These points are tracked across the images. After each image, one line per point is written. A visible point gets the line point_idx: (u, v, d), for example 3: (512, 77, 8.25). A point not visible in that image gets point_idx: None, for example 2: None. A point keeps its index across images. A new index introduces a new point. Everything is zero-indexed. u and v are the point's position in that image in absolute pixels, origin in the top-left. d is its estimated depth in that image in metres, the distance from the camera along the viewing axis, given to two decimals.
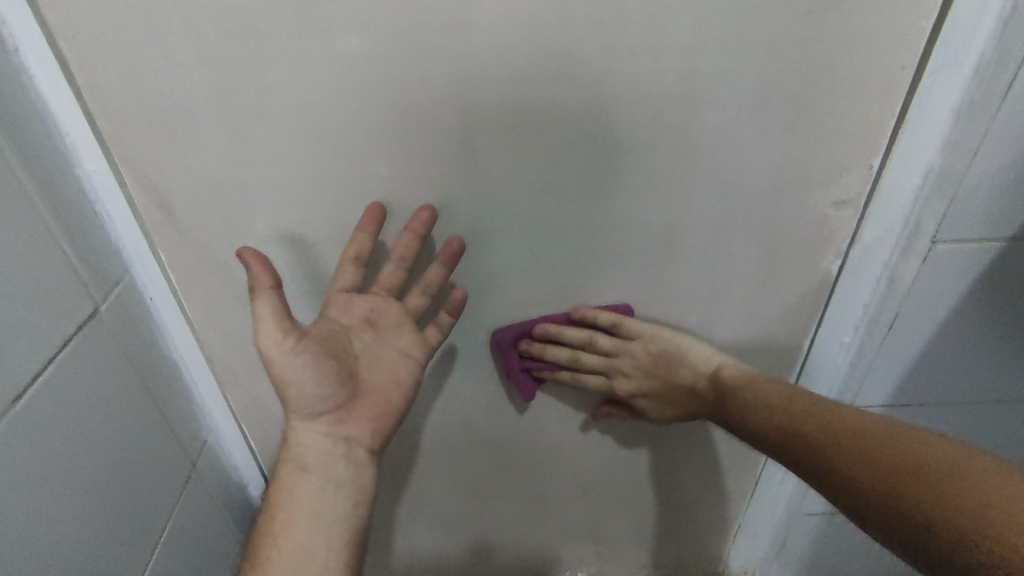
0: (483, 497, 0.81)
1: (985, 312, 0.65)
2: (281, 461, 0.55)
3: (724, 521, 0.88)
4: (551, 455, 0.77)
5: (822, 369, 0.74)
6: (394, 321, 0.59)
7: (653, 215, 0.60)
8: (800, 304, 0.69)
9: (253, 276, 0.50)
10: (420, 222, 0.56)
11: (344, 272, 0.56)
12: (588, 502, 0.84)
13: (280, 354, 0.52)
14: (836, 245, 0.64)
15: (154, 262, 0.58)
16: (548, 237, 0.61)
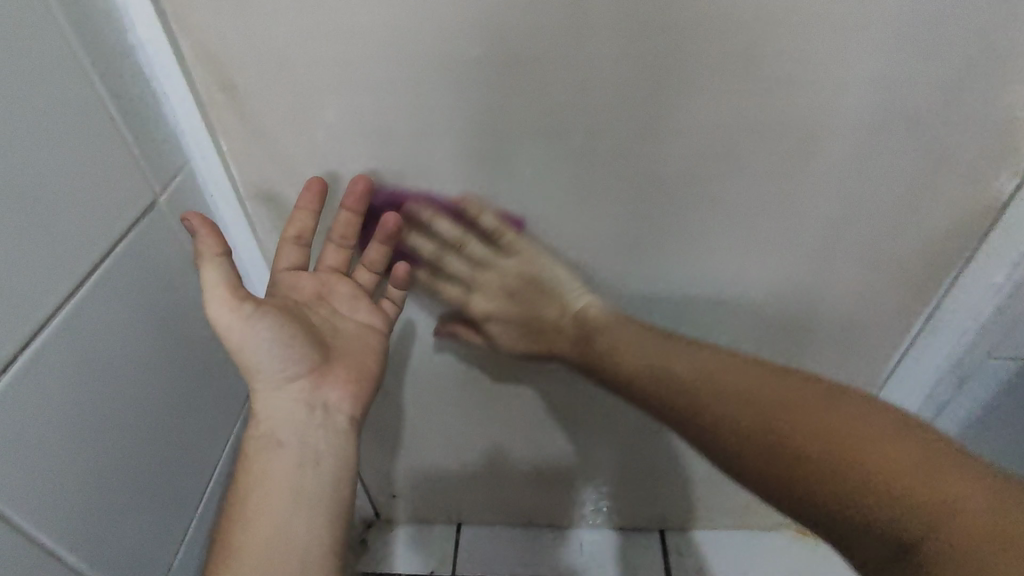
0: (548, 430, 0.77)
1: None
2: (250, 439, 0.49)
3: None
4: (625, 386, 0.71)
5: (956, 313, 0.63)
6: (348, 294, 0.57)
7: (788, 113, 0.50)
8: (948, 235, 0.57)
9: (198, 242, 0.46)
10: (355, 196, 0.55)
11: (287, 252, 0.56)
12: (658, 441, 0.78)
13: (236, 320, 0.45)
14: (1016, 161, 0.52)
15: (217, 154, 0.56)
16: (649, 141, 0.52)
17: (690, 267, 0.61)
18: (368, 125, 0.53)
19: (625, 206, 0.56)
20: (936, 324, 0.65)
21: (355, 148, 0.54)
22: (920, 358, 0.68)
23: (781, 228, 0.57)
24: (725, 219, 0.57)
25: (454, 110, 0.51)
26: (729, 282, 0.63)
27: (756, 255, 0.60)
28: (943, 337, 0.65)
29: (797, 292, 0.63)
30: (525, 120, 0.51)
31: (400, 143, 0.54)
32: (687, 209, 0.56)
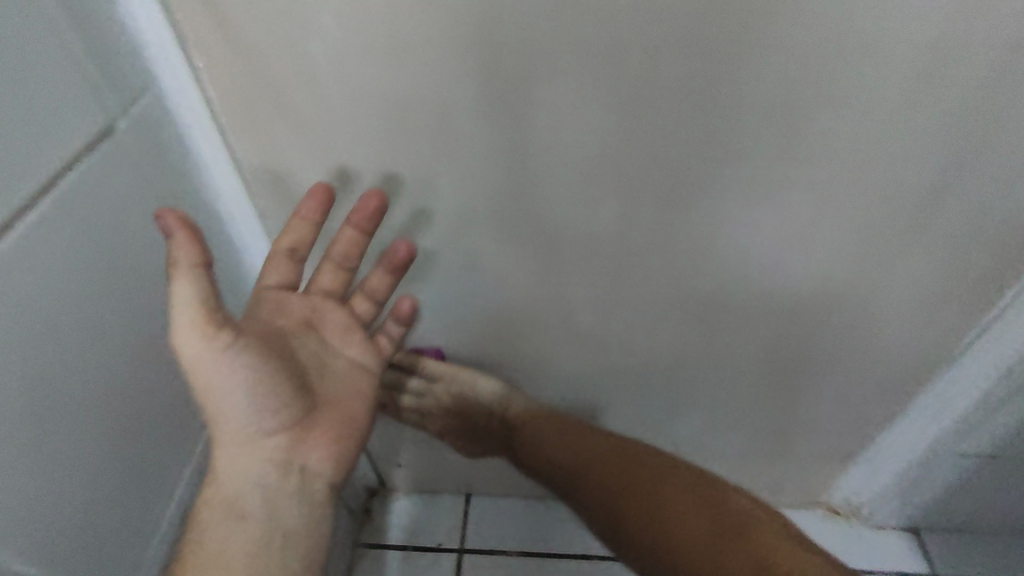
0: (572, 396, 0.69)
1: None
2: (205, 497, 0.42)
3: (850, 452, 0.74)
4: (663, 359, 0.63)
5: None
6: (340, 325, 0.49)
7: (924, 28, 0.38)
8: None
9: (172, 244, 0.35)
10: (365, 212, 0.46)
11: (275, 265, 0.47)
12: (693, 414, 0.70)
13: (209, 360, 0.37)
14: None
15: (188, 74, 0.43)
16: (739, 68, 0.40)
17: (761, 235, 0.51)
18: (381, 41, 0.40)
19: (694, 154, 0.45)
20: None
21: (365, 71, 0.42)
22: (999, 341, 0.57)
23: (881, 186, 0.46)
24: (815, 173, 0.46)
25: (493, 23, 0.39)
26: (799, 260, 0.52)
27: (837, 232, 0.50)
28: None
29: (873, 273, 0.53)
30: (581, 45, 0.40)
31: (422, 66, 0.41)
32: (771, 158, 0.45)
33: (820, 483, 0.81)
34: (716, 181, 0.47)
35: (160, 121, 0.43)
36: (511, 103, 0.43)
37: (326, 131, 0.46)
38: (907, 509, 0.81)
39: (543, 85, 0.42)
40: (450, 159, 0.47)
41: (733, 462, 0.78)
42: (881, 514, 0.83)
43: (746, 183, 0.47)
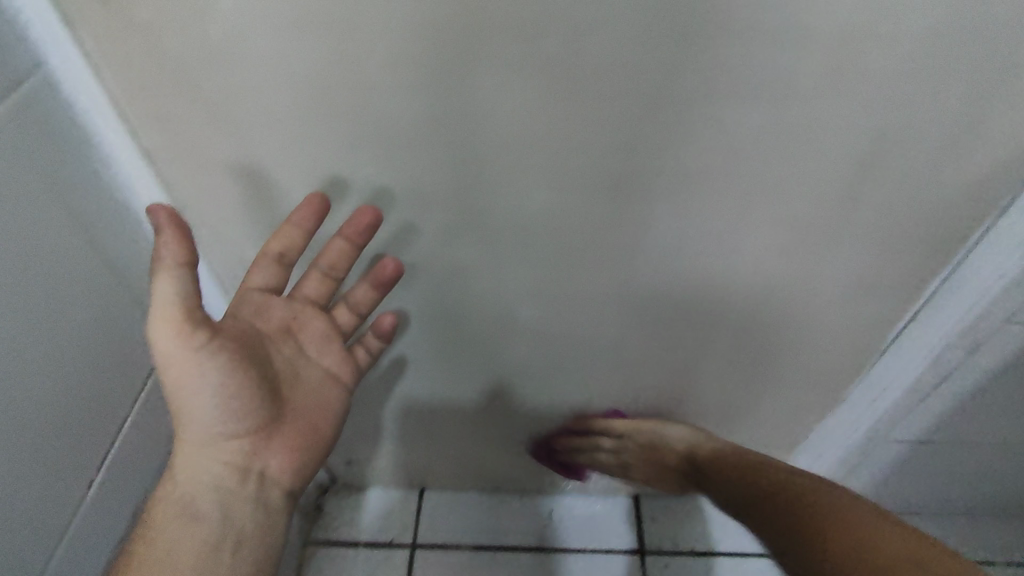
0: (515, 389, 0.69)
1: None
2: (160, 495, 0.45)
3: (789, 438, 0.76)
4: (600, 352, 0.64)
5: (972, 278, 0.54)
6: (317, 333, 0.53)
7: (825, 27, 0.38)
8: (988, 190, 0.47)
9: (160, 244, 0.39)
10: (356, 227, 0.49)
11: (262, 269, 0.49)
12: (637, 407, 0.71)
13: (183, 355, 0.41)
14: None
15: (83, 63, 0.43)
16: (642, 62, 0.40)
17: (685, 227, 0.51)
18: (282, 26, 0.39)
19: (610, 146, 0.45)
20: (952, 287, 0.55)
21: (265, 54, 0.41)
22: (926, 326, 0.59)
23: (799, 184, 0.47)
24: (734, 167, 0.46)
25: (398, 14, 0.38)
26: (738, 252, 0.53)
27: (775, 225, 0.51)
28: (948, 304, 0.57)
29: (810, 266, 0.54)
30: (500, 31, 0.39)
31: (331, 49, 0.40)
32: (684, 150, 0.45)
33: None
34: (631, 170, 0.47)
35: (52, 103, 0.43)
36: (429, 89, 0.42)
37: (231, 114, 0.45)
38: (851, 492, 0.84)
39: (462, 73, 0.41)
40: (372, 144, 0.46)
41: None
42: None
43: (664, 173, 0.47)
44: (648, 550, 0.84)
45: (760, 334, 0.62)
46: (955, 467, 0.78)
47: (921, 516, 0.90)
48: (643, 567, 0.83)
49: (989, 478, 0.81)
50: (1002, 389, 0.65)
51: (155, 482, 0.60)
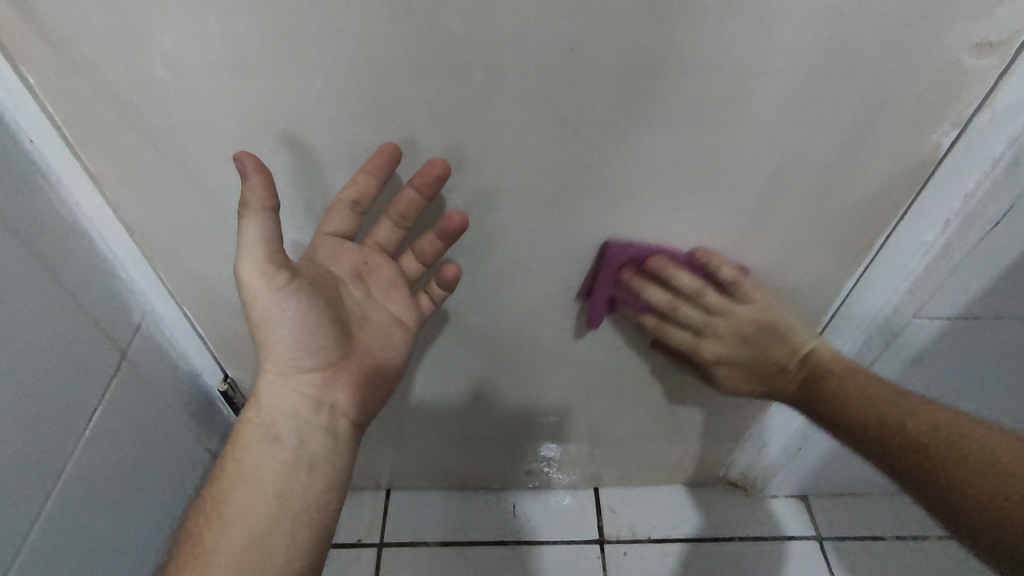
0: (475, 389, 0.72)
1: None
2: (247, 418, 0.51)
3: (735, 433, 0.81)
4: (553, 355, 0.68)
5: (887, 274, 0.58)
6: (386, 279, 0.55)
7: (710, 60, 0.43)
8: (883, 196, 0.52)
9: (247, 186, 0.44)
10: (427, 179, 0.48)
11: (336, 215, 0.51)
12: (592, 405, 0.76)
13: (264, 291, 0.47)
14: (958, 109, 0.46)
15: (30, 96, 0.47)
16: (559, 91, 0.45)
17: (627, 233, 0.55)
18: (218, 58, 0.43)
19: (545, 163, 0.49)
20: (868, 285, 0.60)
21: (201, 86, 0.45)
22: (848, 321, 0.63)
23: (719, 196, 0.52)
24: (665, 179, 0.51)
25: (327, 43, 0.42)
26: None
27: (700, 230, 0.55)
28: (868, 300, 0.61)
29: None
30: (414, 59, 0.43)
31: (261, 81, 0.44)
32: (612, 162, 0.49)
33: (718, 464, 0.88)
34: (568, 181, 0.51)
35: (5, 136, 0.47)
36: (355, 116, 0.46)
37: (173, 138, 0.48)
38: (795, 476, 0.88)
39: (385, 98, 0.45)
40: (311, 159, 0.49)
41: (632, 450, 0.84)
42: (774, 485, 0.90)
43: (599, 185, 0.51)
44: (608, 540, 0.87)
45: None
46: None
47: (871, 497, 0.93)
48: (604, 566, 0.85)
49: None
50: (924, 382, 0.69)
51: (116, 487, 0.63)
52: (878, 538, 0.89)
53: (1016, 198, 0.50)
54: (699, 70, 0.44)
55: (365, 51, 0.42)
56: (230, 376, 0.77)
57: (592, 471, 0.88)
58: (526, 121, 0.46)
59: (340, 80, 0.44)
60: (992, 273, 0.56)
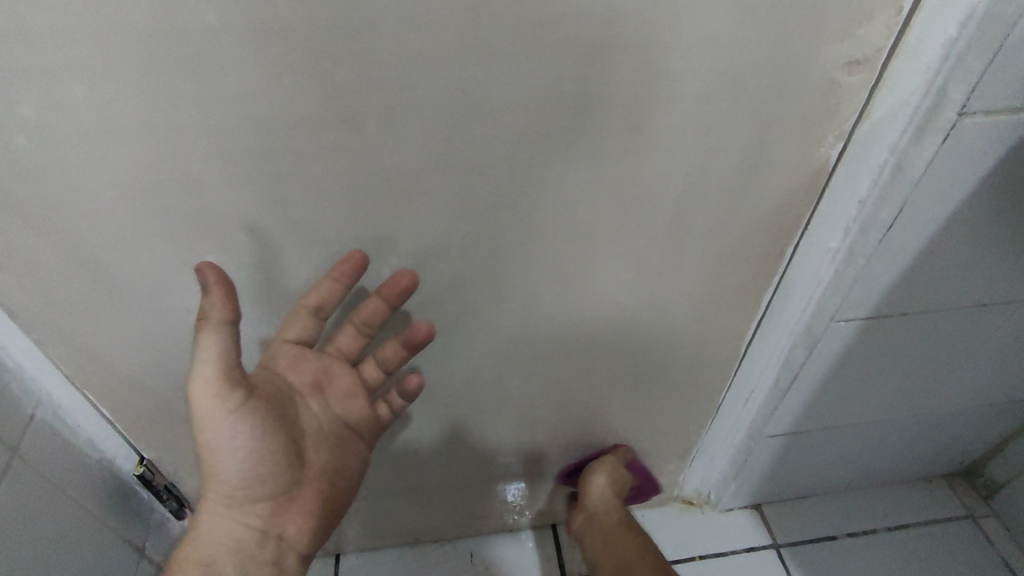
0: (416, 442, 0.71)
1: (996, 205, 0.54)
2: (182, 549, 0.50)
3: (680, 452, 0.82)
4: (492, 396, 0.67)
5: (800, 280, 0.61)
6: (344, 389, 0.57)
7: (602, 92, 0.43)
8: (785, 209, 0.55)
9: (208, 302, 0.43)
10: (393, 292, 0.52)
11: (298, 320, 0.53)
12: (536, 441, 0.75)
13: (217, 415, 0.45)
14: (839, 124, 0.49)
15: None
16: (458, 132, 0.44)
17: (551, 267, 0.55)
18: (86, 136, 0.41)
19: (457, 207, 0.48)
20: (784, 294, 0.62)
21: (74, 164, 0.42)
22: (772, 330, 0.66)
23: (632, 224, 0.53)
24: (579, 208, 0.51)
25: (201, 103, 0.40)
26: (590, 287, 0.58)
27: (625, 261, 0.56)
28: (785, 311, 0.64)
29: (653, 296, 0.60)
30: (296, 117, 0.41)
31: (136, 154, 0.42)
32: (526, 198, 0.49)
33: (669, 483, 0.90)
34: (485, 222, 0.50)
35: None
36: (246, 175, 0.44)
37: (51, 222, 0.45)
38: (747, 489, 0.88)
39: (278, 153, 0.43)
40: (211, 225, 0.47)
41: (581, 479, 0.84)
42: (728, 499, 0.91)
43: (518, 223, 0.51)
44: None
45: (628, 358, 0.67)
46: (829, 458, 0.85)
47: (827, 499, 0.94)
48: None
49: (863, 463, 0.88)
50: (847, 383, 0.71)
51: None
52: (832, 538, 0.91)
53: (902, 203, 0.53)
54: (591, 105, 0.44)
55: (251, 108, 0.40)
56: (147, 459, 0.70)
57: (547, 507, 0.88)
58: (427, 168, 0.45)
59: (225, 141, 0.42)
60: (895, 272, 0.59)
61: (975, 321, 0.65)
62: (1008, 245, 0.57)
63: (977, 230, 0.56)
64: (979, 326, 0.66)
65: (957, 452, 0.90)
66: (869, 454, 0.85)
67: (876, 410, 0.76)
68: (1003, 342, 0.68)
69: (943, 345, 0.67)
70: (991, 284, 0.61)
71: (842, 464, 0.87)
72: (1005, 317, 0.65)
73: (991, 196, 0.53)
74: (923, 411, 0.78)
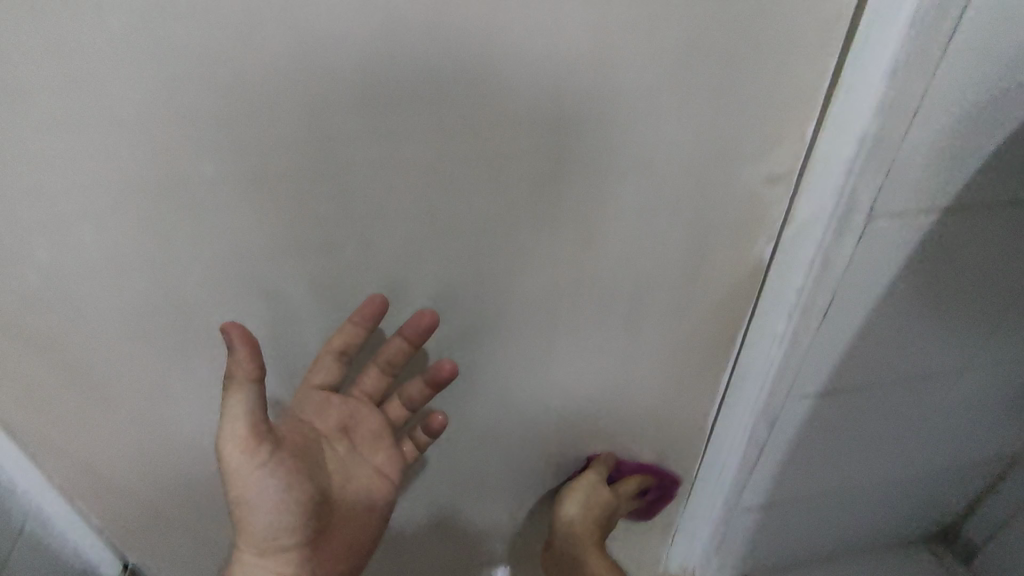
0: (405, 533, 0.74)
1: (915, 293, 0.61)
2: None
3: (661, 532, 0.86)
4: (477, 484, 0.72)
5: (754, 362, 0.67)
6: (370, 431, 0.61)
7: (562, 215, 0.52)
8: (731, 301, 0.62)
9: (235, 359, 0.46)
10: (414, 330, 0.56)
11: (323, 365, 0.57)
12: (519, 524, 0.79)
13: (248, 469, 0.48)
14: (768, 227, 0.58)
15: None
16: (443, 250, 0.52)
17: (526, 362, 0.62)
18: (126, 264, 0.49)
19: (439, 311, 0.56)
20: (740, 376, 0.68)
21: (110, 287, 0.50)
22: (733, 411, 0.71)
23: (595, 321, 0.60)
24: (547, 311, 0.58)
25: (230, 236, 0.48)
26: (564, 376, 0.64)
27: (592, 351, 0.63)
28: (743, 393, 0.69)
29: (621, 384, 0.67)
30: (311, 244, 0.50)
31: (166, 278, 0.50)
32: (499, 303, 0.57)
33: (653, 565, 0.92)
34: (466, 324, 0.58)
35: None
36: (260, 291, 0.52)
37: (81, 335, 0.52)
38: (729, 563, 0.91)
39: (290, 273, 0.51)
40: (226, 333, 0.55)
41: None
42: (713, 572, 0.93)
43: (494, 324, 0.58)
44: None
45: (604, 443, 0.72)
46: (806, 531, 0.88)
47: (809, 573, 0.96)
48: None
49: (840, 535, 0.91)
50: (810, 456, 0.76)
51: None
52: None
53: (834, 292, 0.60)
54: (553, 225, 0.53)
55: (269, 238, 0.49)
56: (132, 566, 0.73)
57: None
58: (417, 280, 0.54)
59: (247, 265, 0.50)
60: (836, 353, 0.65)
61: (918, 394, 0.71)
62: (934, 326, 0.65)
63: (902, 313, 0.63)
64: (923, 398, 0.72)
65: (928, 519, 0.94)
66: (848, 524, 0.89)
67: (843, 482, 0.80)
68: (948, 411, 0.74)
69: (893, 416, 0.73)
70: (925, 359, 0.68)
71: (820, 535, 0.90)
72: (945, 389, 0.72)
73: (910, 285, 0.61)
74: (889, 481, 0.82)
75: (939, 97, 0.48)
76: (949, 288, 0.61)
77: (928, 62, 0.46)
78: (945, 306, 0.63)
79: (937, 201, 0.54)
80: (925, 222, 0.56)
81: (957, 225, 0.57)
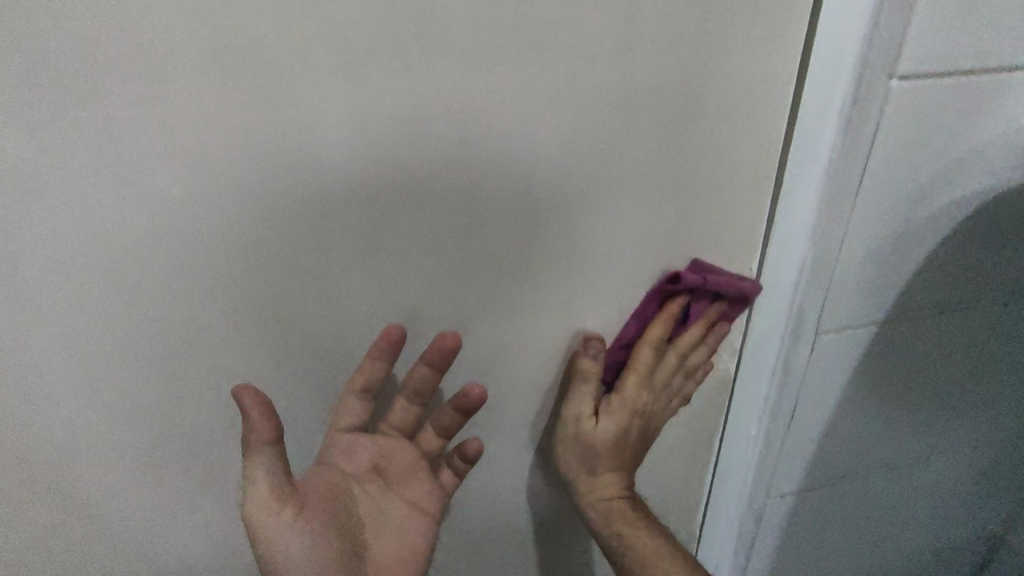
0: None
1: (871, 393, 0.67)
2: None
3: None
4: None
5: (732, 467, 0.71)
6: (404, 467, 0.55)
7: (544, 356, 0.58)
8: (703, 414, 0.67)
9: (250, 424, 0.41)
10: (440, 354, 0.50)
11: (349, 407, 0.51)
12: None
13: (274, 536, 0.44)
14: (729, 346, 0.63)
15: None
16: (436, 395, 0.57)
17: (519, 488, 0.65)
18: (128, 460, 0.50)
19: None
20: (721, 480, 0.72)
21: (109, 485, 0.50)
22: (718, 515, 0.74)
23: None
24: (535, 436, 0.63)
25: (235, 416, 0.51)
26: (556, 494, 0.68)
27: None
28: (725, 496, 0.73)
29: None
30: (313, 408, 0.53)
31: (167, 466, 0.51)
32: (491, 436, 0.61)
33: None
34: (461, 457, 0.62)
35: None
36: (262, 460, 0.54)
37: (76, 537, 0.52)
38: None
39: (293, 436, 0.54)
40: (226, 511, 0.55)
41: None
42: None
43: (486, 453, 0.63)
44: None
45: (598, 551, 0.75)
46: None
47: None
48: None
49: None
50: (797, 546, 0.79)
51: None
52: None
53: (795, 397, 0.66)
54: (537, 366, 0.58)
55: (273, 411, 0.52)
56: None
57: None
58: None
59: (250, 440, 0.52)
60: (808, 450, 0.71)
61: (891, 482, 0.76)
62: (894, 421, 0.71)
63: (862, 411, 0.69)
64: (897, 486, 0.77)
65: None
66: None
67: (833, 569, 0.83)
68: (922, 495, 0.79)
69: (871, 504, 0.78)
70: (892, 451, 0.73)
71: None
72: (916, 476, 0.76)
73: (865, 385, 0.67)
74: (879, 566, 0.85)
75: (860, 232, 0.56)
76: (901, 388, 0.68)
77: (845, 206, 0.54)
78: (900, 402, 0.69)
79: (873, 315, 0.62)
80: (867, 332, 0.63)
81: (896, 333, 0.64)
